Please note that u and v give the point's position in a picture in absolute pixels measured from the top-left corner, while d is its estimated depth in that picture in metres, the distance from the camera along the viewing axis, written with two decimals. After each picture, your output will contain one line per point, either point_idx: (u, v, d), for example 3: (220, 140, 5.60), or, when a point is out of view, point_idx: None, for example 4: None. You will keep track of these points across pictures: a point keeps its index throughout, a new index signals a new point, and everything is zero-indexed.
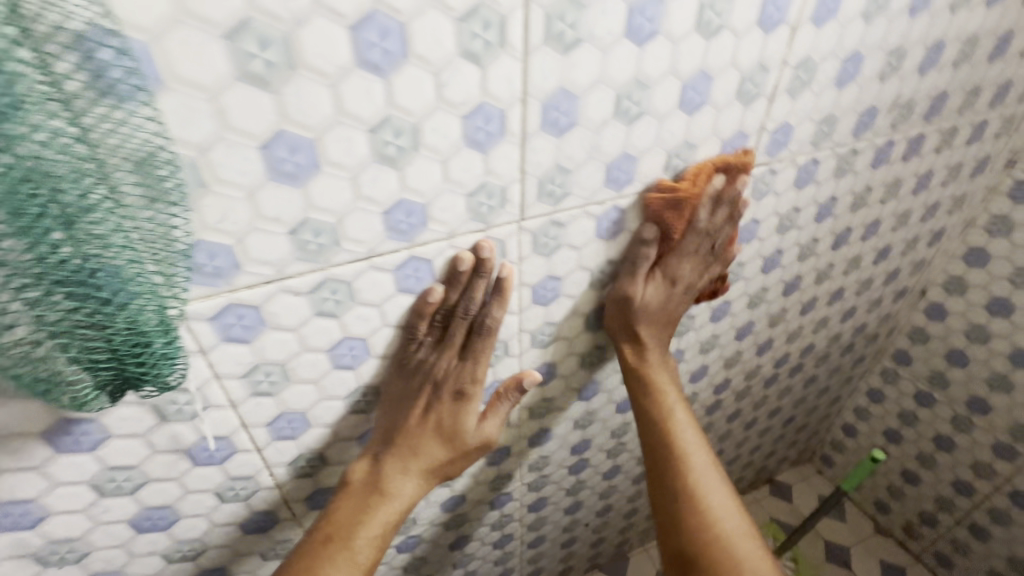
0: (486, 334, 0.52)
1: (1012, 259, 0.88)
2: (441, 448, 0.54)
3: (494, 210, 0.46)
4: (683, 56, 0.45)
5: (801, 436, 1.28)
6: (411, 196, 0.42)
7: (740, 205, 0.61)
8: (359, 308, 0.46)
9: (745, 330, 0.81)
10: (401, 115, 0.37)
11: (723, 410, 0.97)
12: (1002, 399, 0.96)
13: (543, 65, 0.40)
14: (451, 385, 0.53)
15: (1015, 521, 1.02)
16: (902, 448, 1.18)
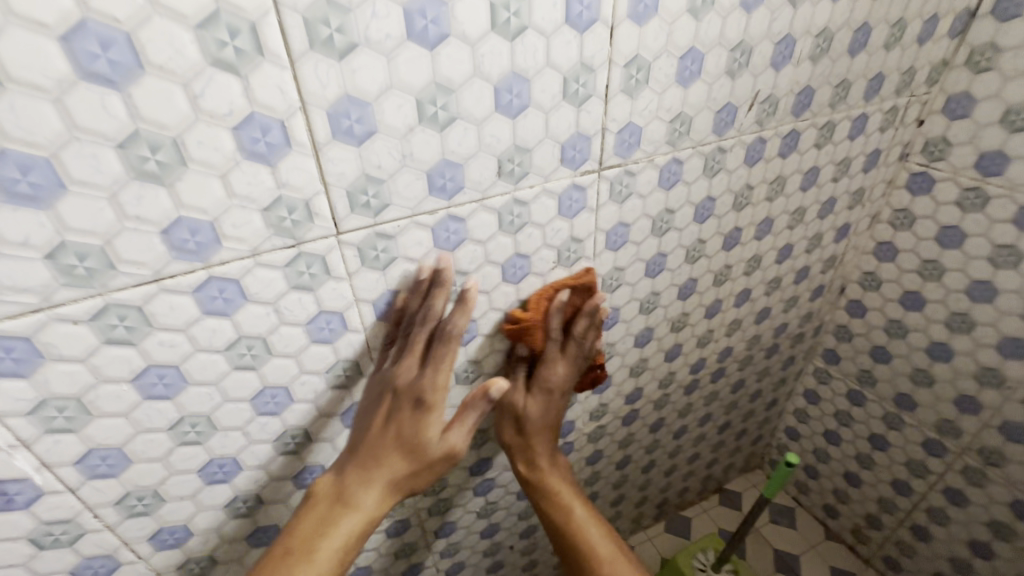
0: (447, 337, 0.51)
1: (919, 253, 0.91)
2: (403, 460, 0.51)
3: (301, 224, 0.44)
4: (518, 92, 0.47)
5: (742, 441, 1.27)
6: (192, 215, 0.40)
7: (596, 211, 0.60)
8: (160, 334, 0.43)
9: (645, 337, 0.80)
10: (153, 128, 0.35)
11: (644, 419, 0.95)
12: (926, 394, 0.98)
13: (317, 75, 0.38)
14: (410, 393, 0.51)
15: (954, 520, 1.02)
16: (841, 449, 1.19)
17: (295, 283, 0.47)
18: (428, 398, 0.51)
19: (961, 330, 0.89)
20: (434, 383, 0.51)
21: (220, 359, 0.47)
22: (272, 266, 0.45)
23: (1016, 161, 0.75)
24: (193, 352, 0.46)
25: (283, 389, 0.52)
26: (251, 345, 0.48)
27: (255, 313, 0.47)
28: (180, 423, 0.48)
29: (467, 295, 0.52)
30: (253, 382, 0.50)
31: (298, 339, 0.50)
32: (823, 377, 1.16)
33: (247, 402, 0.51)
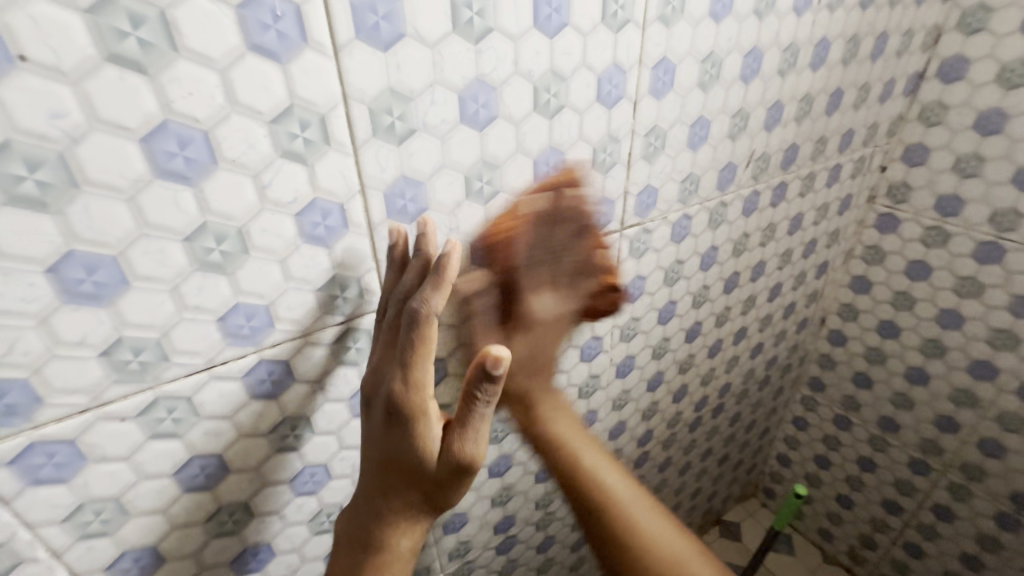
0: (413, 311, 0.38)
1: (890, 284, 0.98)
2: (401, 486, 0.42)
3: (351, 300, 0.44)
4: (553, 164, 0.49)
5: (738, 470, 1.30)
6: (250, 300, 0.39)
7: (618, 267, 0.62)
8: (207, 423, 0.41)
9: (657, 380, 0.82)
10: (220, 220, 0.35)
11: (653, 459, 0.97)
12: (909, 416, 1.05)
13: (378, 160, 0.39)
14: (383, 401, 0.40)
15: (944, 535, 1.08)
16: (831, 472, 1.24)
17: (341, 359, 0.46)
18: (403, 407, 0.39)
19: (935, 354, 0.97)
20: (408, 382, 0.39)
21: (264, 442, 0.45)
22: (321, 345, 0.44)
23: (971, 203, 0.84)
24: (240, 436, 0.44)
25: (323, 467, 0.51)
26: (295, 424, 0.47)
27: (301, 392, 0.45)
28: (218, 514, 0.46)
29: (445, 261, 0.38)
30: (295, 461, 0.49)
31: (340, 415, 0.49)
32: (810, 404, 1.22)
33: (286, 483, 0.49)
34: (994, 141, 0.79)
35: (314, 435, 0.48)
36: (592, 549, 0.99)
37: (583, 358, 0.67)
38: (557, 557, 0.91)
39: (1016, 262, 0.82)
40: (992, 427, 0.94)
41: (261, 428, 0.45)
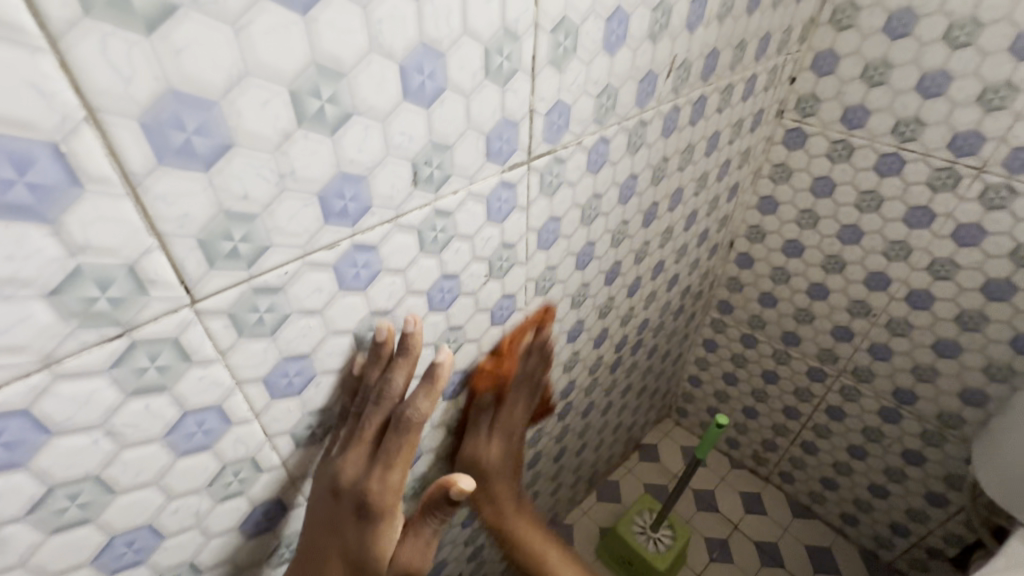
0: (399, 433, 0.49)
1: (798, 203, 1.02)
2: (347, 575, 0.49)
3: (258, 251, 0.37)
4: (431, 71, 0.40)
5: (655, 396, 1.39)
6: (94, 257, 0.30)
7: (527, 209, 0.57)
8: (66, 440, 0.33)
9: (576, 330, 0.81)
10: (18, 132, 0.25)
11: (578, 399, 0.97)
12: (809, 329, 1.13)
13: (257, 38, 0.30)
14: (353, 499, 0.49)
15: (837, 432, 1.22)
16: (738, 389, 1.35)
17: (246, 331, 0.39)
18: (372, 509, 0.49)
19: (834, 270, 1.03)
20: (383, 484, 0.49)
21: (156, 447, 0.39)
22: (216, 316, 0.37)
23: (877, 113, 0.86)
24: (122, 447, 0.37)
25: (250, 460, 0.47)
26: (203, 419, 0.41)
27: (191, 382, 0.38)
28: (112, 546, 0.41)
29: (437, 372, 0.50)
30: (209, 459, 0.43)
31: (250, 399, 0.43)
32: (719, 327, 1.29)
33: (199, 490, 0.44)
34: (903, 45, 0.79)
35: (218, 427, 0.42)
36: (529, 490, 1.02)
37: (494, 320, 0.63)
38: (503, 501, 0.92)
39: (913, 172, 0.87)
40: (881, 333, 1.03)
41: (148, 436, 0.38)
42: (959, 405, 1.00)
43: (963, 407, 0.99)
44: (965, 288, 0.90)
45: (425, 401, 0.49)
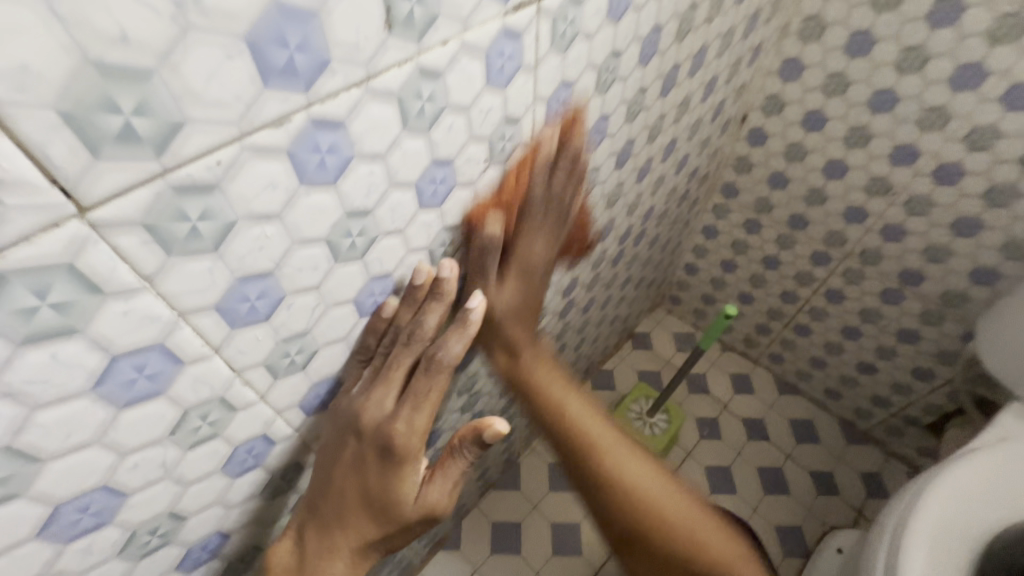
0: (424, 377, 0.41)
1: (825, 66, 0.85)
2: (371, 522, 0.42)
3: (315, 74, 0.25)
4: None
5: (652, 286, 1.28)
6: (120, 58, 0.19)
7: (534, 71, 0.40)
8: (118, 303, 0.24)
9: (583, 222, 0.67)
10: None
11: (577, 302, 0.87)
12: (820, 212, 1.00)
13: None
14: (376, 442, 0.41)
15: (815, 330, 1.17)
16: (699, 276, 1.30)
17: (340, 257, 0.34)
18: (398, 452, 0.41)
19: (857, 145, 0.89)
20: (408, 428, 0.41)
21: (271, 347, 0.34)
22: (312, 245, 0.32)
23: None
24: (240, 347, 0.32)
25: (314, 343, 0.37)
26: (260, 285, 0.30)
27: (300, 276, 0.32)
28: (235, 454, 0.38)
29: (466, 315, 0.41)
30: (266, 342, 0.33)
31: (343, 316, 0.38)
32: (721, 213, 1.15)
33: (297, 406, 0.40)
34: None
35: (317, 342, 0.37)
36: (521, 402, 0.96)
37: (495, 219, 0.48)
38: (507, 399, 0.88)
39: (972, 21, 0.70)
40: (899, 212, 0.91)
41: (259, 334, 0.33)
42: (965, 285, 0.91)
43: (969, 287, 0.91)
44: (1002, 159, 0.78)
45: (457, 345, 0.41)
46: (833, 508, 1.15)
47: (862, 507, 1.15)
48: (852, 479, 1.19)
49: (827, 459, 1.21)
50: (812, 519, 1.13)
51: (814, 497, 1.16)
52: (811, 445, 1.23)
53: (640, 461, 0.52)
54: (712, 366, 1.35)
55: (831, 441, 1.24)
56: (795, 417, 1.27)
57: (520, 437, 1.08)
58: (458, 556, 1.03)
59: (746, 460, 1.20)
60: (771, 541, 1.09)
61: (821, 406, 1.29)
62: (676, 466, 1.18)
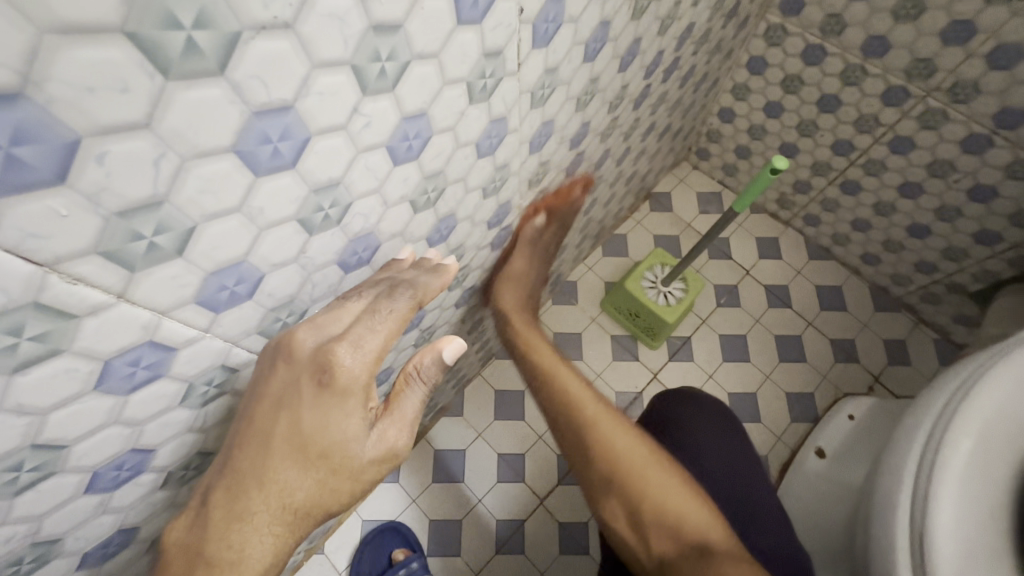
0: (385, 298, 0.39)
1: None
2: (302, 474, 0.36)
3: None
4: None
5: (678, 137, 1.09)
6: None
7: None
8: None
9: (599, 41, 0.48)
10: None
11: (590, 158, 0.71)
12: (909, 32, 0.77)
13: None
14: (314, 368, 0.36)
15: (866, 187, 1.01)
16: (736, 124, 1.10)
17: (175, 72, 0.20)
18: (343, 382, 0.36)
19: None
20: (357, 353, 0.37)
21: (99, 225, 0.22)
22: (96, 38, 0.17)
23: None
24: (29, 228, 0.20)
25: (183, 215, 0.25)
26: (10, 119, 0.17)
27: (95, 102, 0.19)
28: (110, 368, 0.28)
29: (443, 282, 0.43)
30: (83, 217, 0.21)
31: (223, 175, 0.25)
32: (775, 38, 0.92)
33: (192, 302, 0.29)
34: None
35: (188, 217, 0.25)
36: None
37: (463, 23, 0.31)
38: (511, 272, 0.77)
39: None
40: (1021, 27, 0.69)
41: (59, 205, 0.20)
42: None
43: None
44: None
45: (435, 283, 0.42)
46: (849, 376, 1.10)
47: (880, 374, 1.10)
48: (874, 347, 1.12)
49: (851, 327, 1.14)
50: (826, 387, 1.08)
51: (831, 365, 1.10)
52: (835, 312, 1.15)
53: (621, 427, 0.56)
54: (738, 229, 1.21)
55: (858, 309, 1.15)
56: (823, 283, 1.17)
57: None
58: (460, 422, 1.01)
59: (763, 328, 1.13)
60: (779, 407, 1.06)
61: (854, 272, 1.17)
62: (689, 334, 1.11)
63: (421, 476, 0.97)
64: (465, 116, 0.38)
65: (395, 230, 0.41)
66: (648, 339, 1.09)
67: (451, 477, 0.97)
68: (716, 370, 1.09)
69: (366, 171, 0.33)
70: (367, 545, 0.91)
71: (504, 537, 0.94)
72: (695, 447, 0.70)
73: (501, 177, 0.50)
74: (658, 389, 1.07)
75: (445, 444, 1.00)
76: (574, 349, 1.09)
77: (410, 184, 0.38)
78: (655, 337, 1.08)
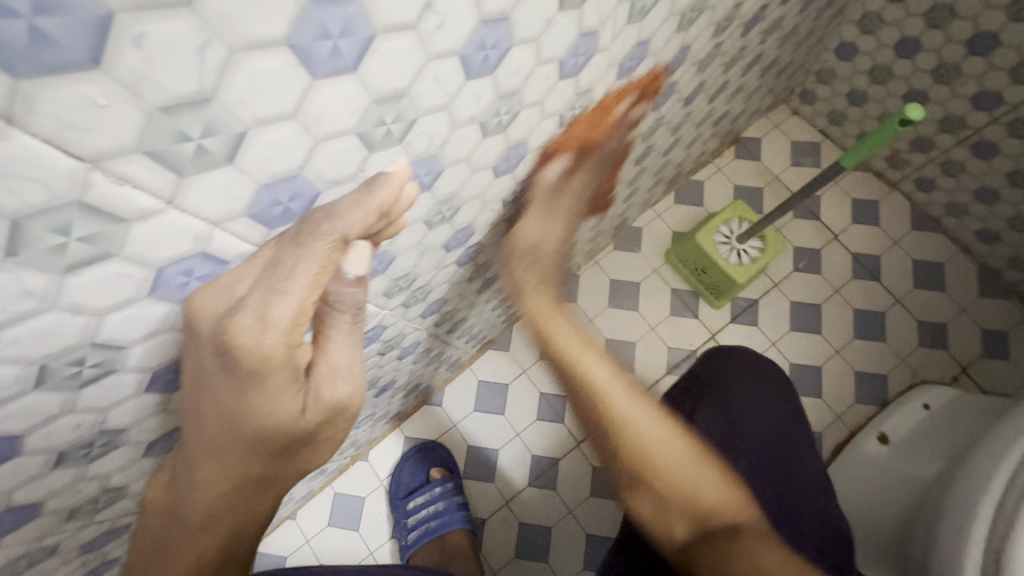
0: (292, 245, 0.29)
1: None
2: (238, 457, 0.34)
3: None
4: None
5: (783, 75, 0.96)
6: None
7: None
8: None
9: None
10: None
11: (682, 90, 0.63)
12: None
13: None
14: (215, 345, 0.30)
15: (1004, 151, 0.86)
16: (855, 63, 0.95)
17: None
18: (251, 363, 0.30)
19: None
20: (264, 334, 0.29)
21: (141, 120, 0.20)
22: None
23: None
24: (65, 118, 0.18)
25: (233, 118, 0.22)
26: None
27: None
28: (163, 277, 0.27)
29: (394, 193, 0.32)
30: (124, 110, 0.19)
31: (276, 74, 0.22)
32: None
33: (244, 215, 0.27)
34: None
35: (238, 121, 0.22)
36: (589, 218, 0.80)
37: None
38: (577, 211, 0.71)
39: None
40: None
41: (95, 92, 0.18)
42: None
43: None
44: None
45: (373, 203, 0.32)
46: (932, 362, 0.99)
47: (969, 365, 0.99)
48: (969, 334, 1.00)
49: (945, 310, 1.02)
50: (903, 370, 0.99)
51: (913, 348, 1.00)
52: (930, 292, 1.03)
53: (650, 415, 0.56)
54: (833, 187, 1.08)
55: (958, 290, 1.02)
56: (922, 258, 1.04)
57: (582, 251, 0.95)
58: (506, 358, 1.01)
59: (843, 300, 1.03)
60: (845, 385, 0.99)
61: (962, 249, 1.03)
62: (757, 297, 1.03)
63: (463, 403, 0.99)
64: (555, 29, 0.33)
65: (460, 154, 0.37)
66: (711, 297, 1.02)
67: (492, 408, 0.99)
68: (781, 338, 1.02)
69: (435, 83, 0.29)
70: (407, 460, 0.96)
71: (538, 471, 0.96)
72: (745, 405, 0.66)
73: (582, 104, 0.45)
74: (713, 350, 1.01)
75: (489, 376, 1.00)
76: (631, 298, 1.04)
77: (481, 104, 0.34)
78: (720, 296, 1.01)
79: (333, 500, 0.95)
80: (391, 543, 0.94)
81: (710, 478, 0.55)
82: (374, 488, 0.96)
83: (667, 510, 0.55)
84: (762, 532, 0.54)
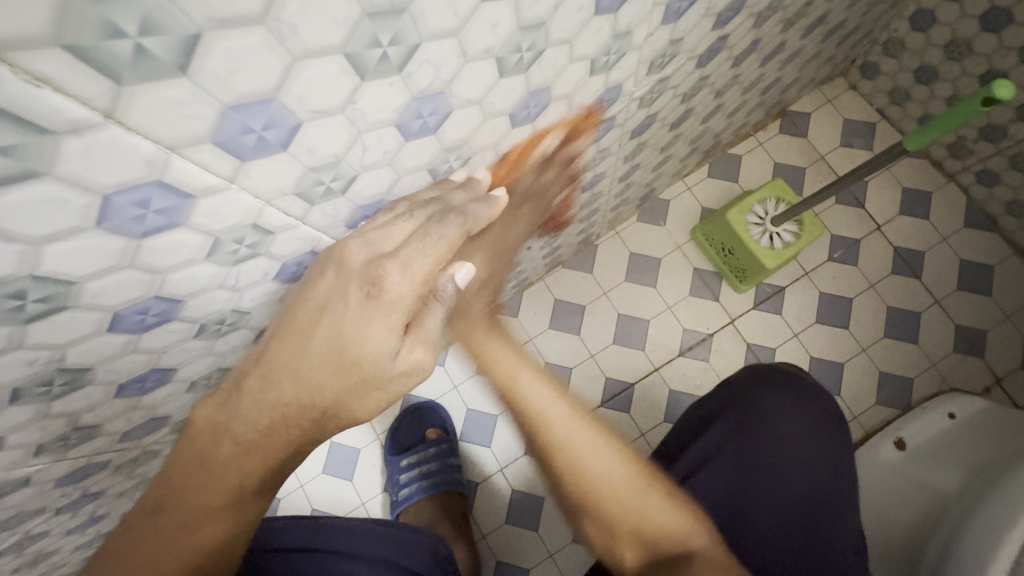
0: (436, 220, 0.35)
1: None
2: (330, 381, 0.35)
3: None
4: None
5: (847, 42, 0.87)
6: None
7: None
8: None
9: None
10: None
11: (733, 47, 0.56)
12: None
13: None
14: (363, 280, 0.34)
15: None
16: (929, 35, 0.85)
17: None
18: (388, 299, 0.34)
19: None
20: (405, 277, 0.34)
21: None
22: None
23: None
24: None
25: (180, 13, 0.18)
26: None
27: None
28: (113, 206, 0.23)
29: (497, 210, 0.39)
30: None
31: None
32: None
33: (209, 141, 0.23)
34: None
35: (189, 19, 0.18)
36: (613, 184, 0.74)
37: None
38: (602, 175, 0.65)
39: None
40: None
41: None
42: None
43: None
44: None
45: (487, 214, 0.38)
46: (965, 369, 0.93)
47: (1005, 377, 0.93)
48: (1009, 344, 0.94)
49: (987, 316, 0.95)
50: (932, 374, 0.94)
51: (946, 353, 0.94)
52: (974, 295, 0.95)
53: (599, 445, 0.53)
54: (884, 174, 1.00)
55: (1005, 297, 0.95)
56: (972, 258, 0.96)
57: (602, 220, 0.90)
58: (514, 324, 0.98)
59: (877, 296, 0.96)
60: (866, 385, 0.94)
61: (1016, 252, 0.95)
62: (784, 284, 0.97)
63: (466, 365, 0.97)
64: None
65: (472, 95, 0.32)
66: (735, 280, 0.96)
67: None
68: (805, 329, 0.96)
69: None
70: (406, 416, 0.95)
71: None
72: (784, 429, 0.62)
73: (619, 50, 0.39)
74: (730, 335, 0.97)
75: None
76: (649, 274, 0.99)
77: (499, 34, 0.29)
78: (744, 280, 0.95)
79: (329, 448, 0.95)
80: (383, 497, 0.94)
81: (656, 504, 0.51)
82: (371, 441, 0.96)
83: (616, 541, 0.51)
84: (717, 558, 0.47)
